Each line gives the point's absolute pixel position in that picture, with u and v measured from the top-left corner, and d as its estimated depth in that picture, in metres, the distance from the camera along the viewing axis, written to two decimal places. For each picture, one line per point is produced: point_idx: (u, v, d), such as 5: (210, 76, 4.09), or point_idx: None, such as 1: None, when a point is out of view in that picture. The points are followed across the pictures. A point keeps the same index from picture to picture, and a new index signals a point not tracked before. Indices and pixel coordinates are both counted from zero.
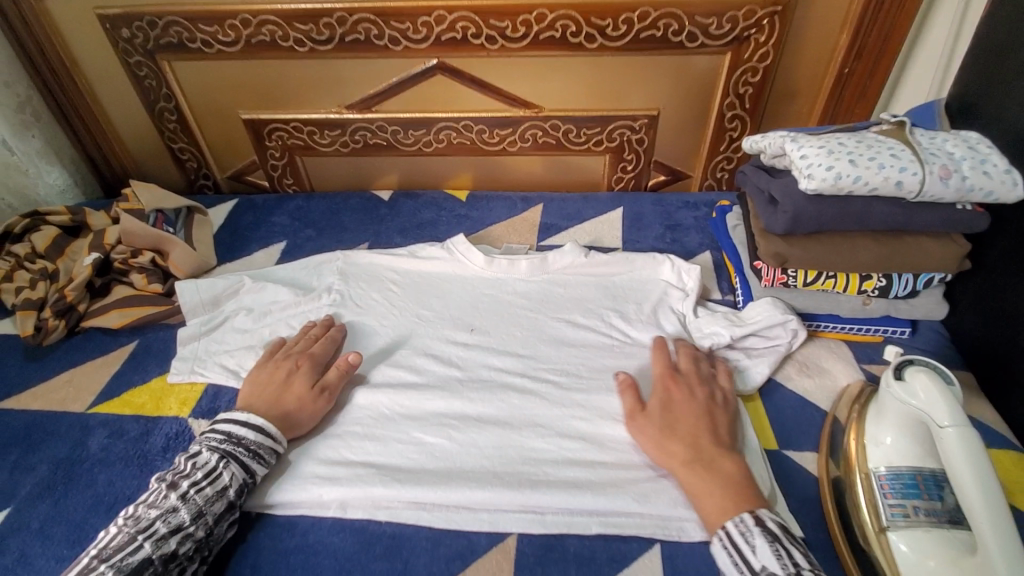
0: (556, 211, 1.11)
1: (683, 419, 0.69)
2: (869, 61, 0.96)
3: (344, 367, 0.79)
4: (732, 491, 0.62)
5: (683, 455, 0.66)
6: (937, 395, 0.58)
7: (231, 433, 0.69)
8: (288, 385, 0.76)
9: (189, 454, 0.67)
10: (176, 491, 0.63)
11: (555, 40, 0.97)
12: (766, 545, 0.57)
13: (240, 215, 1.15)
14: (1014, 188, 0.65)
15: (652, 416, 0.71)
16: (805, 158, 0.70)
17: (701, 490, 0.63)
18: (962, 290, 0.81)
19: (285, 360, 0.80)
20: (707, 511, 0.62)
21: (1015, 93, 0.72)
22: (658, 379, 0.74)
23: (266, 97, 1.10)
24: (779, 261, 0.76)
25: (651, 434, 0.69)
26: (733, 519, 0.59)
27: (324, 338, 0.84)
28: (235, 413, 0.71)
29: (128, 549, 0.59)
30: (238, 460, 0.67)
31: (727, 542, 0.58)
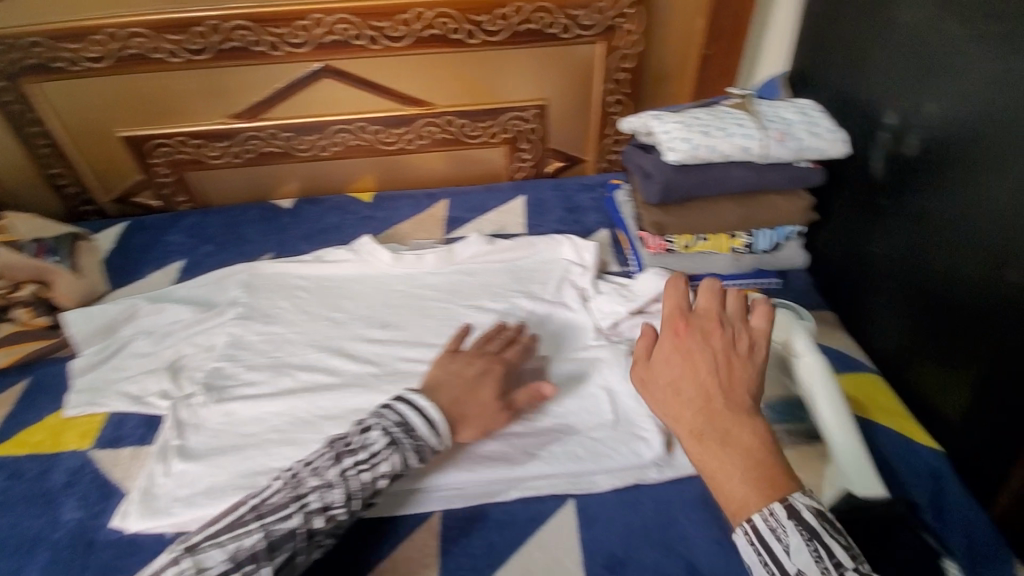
0: (461, 205, 1.14)
1: (692, 378, 0.58)
2: (726, 43, 1.06)
3: (535, 395, 0.72)
4: (755, 473, 0.52)
5: (694, 423, 0.56)
6: (793, 328, 0.69)
7: (406, 420, 0.66)
8: (474, 388, 0.72)
9: (361, 428, 0.66)
10: (337, 466, 0.63)
11: (437, 38, 1.01)
12: (800, 541, 0.48)
13: (131, 238, 1.10)
14: (839, 144, 0.77)
15: (656, 374, 0.60)
16: (669, 133, 0.79)
17: (718, 472, 0.53)
18: (820, 243, 0.92)
19: (479, 358, 0.76)
20: (729, 498, 0.53)
21: (837, 65, 0.84)
22: (663, 335, 0.62)
23: (146, 113, 1.06)
24: (659, 229, 0.83)
25: (661, 395, 0.59)
26: (761, 512, 0.50)
27: (524, 346, 0.79)
28: (418, 396, 0.69)
29: (281, 514, 0.60)
30: (404, 450, 0.65)
31: (754, 537, 0.50)
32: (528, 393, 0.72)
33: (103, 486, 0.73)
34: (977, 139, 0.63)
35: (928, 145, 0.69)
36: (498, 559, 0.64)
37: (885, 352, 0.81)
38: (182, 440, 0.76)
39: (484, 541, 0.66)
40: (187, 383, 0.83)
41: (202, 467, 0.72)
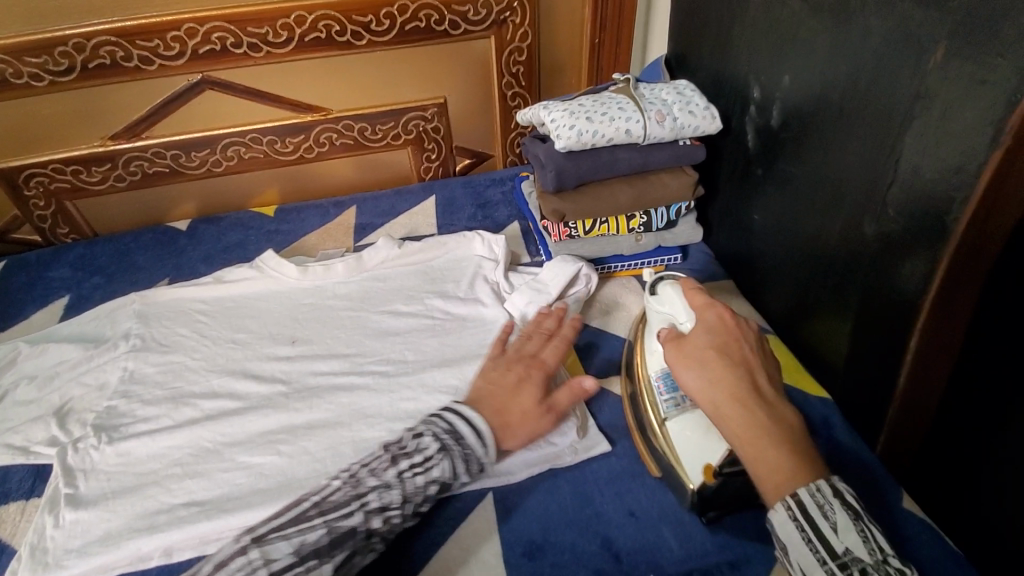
0: (370, 210, 1.11)
1: (734, 350, 0.61)
2: (613, 31, 1.08)
3: (577, 392, 0.72)
4: (794, 451, 0.54)
5: (736, 388, 0.58)
6: (678, 301, 0.69)
7: (455, 427, 0.66)
8: (519, 393, 0.71)
9: (414, 432, 0.66)
10: (396, 468, 0.63)
11: (323, 41, 0.98)
12: (847, 520, 0.49)
13: (9, 278, 1.01)
14: (713, 121, 0.80)
15: (695, 341, 0.63)
16: (554, 121, 0.80)
17: (761, 441, 0.55)
18: (714, 216, 0.97)
19: (518, 362, 0.75)
20: (767, 471, 0.53)
21: (708, 45, 0.88)
22: (703, 312, 0.66)
23: (11, 142, 0.98)
24: (559, 216, 0.85)
25: (702, 363, 0.61)
26: (808, 488, 0.51)
27: (562, 339, 0.77)
28: (461, 405, 0.69)
29: (342, 512, 0.59)
30: (452, 458, 0.65)
31: (797, 510, 0.50)
32: (567, 394, 0.72)
33: None
34: (824, 108, 0.68)
35: (787, 116, 0.74)
36: (420, 562, 0.64)
37: (778, 312, 0.86)
38: (74, 487, 0.70)
39: (405, 547, 0.65)
40: (77, 427, 0.77)
41: (97, 514, 0.68)
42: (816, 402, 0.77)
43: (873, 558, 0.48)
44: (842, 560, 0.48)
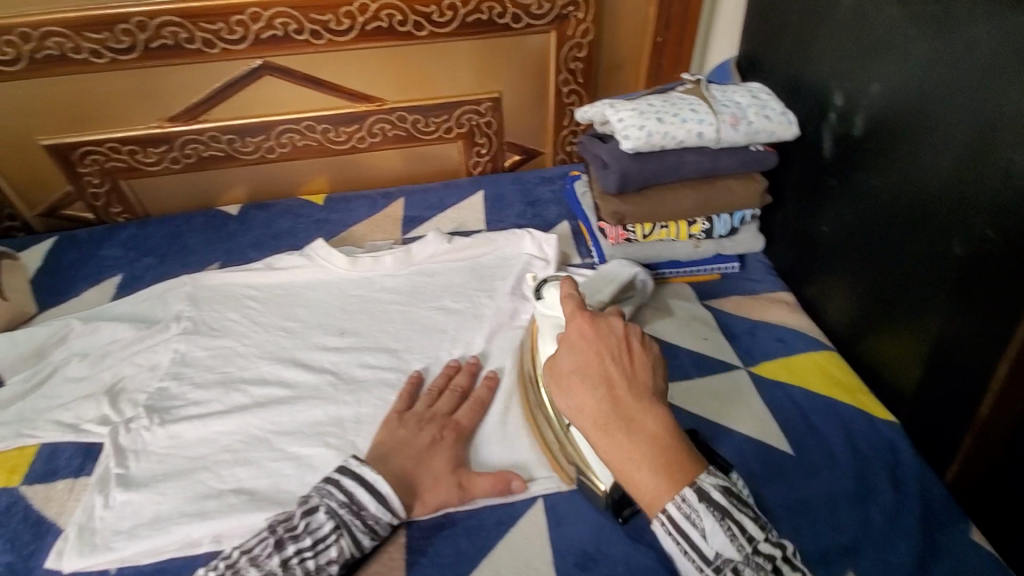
0: (418, 203, 1.10)
1: (596, 368, 0.57)
2: (676, 30, 1.05)
3: (503, 487, 0.67)
4: (663, 462, 0.53)
5: (598, 414, 0.55)
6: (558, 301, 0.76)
7: (354, 498, 0.61)
8: (429, 457, 0.68)
9: (305, 508, 0.60)
10: (281, 554, 0.57)
11: (383, 31, 0.97)
12: (714, 527, 0.50)
13: (62, 253, 1.02)
14: (790, 126, 0.78)
15: (562, 366, 0.59)
16: (622, 121, 0.78)
17: (626, 463, 0.53)
18: (775, 224, 0.94)
19: (430, 422, 0.71)
20: (640, 489, 0.53)
21: (784, 48, 0.85)
22: (567, 329, 0.62)
23: (73, 119, 0.99)
24: (618, 219, 0.82)
25: (569, 388, 0.58)
26: (674, 500, 0.51)
27: (477, 400, 0.75)
28: (361, 469, 0.64)
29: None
30: (352, 533, 0.60)
31: (668, 523, 0.51)
32: (489, 479, 0.67)
33: (35, 525, 0.67)
34: (908, 114, 0.65)
35: (871, 125, 0.71)
36: (466, 566, 0.62)
37: (841, 328, 0.83)
38: (124, 468, 0.70)
39: (455, 550, 0.63)
40: (127, 407, 0.77)
41: (144, 498, 0.67)
42: (884, 428, 0.72)
43: (740, 553, 0.50)
44: (714, 563, 0.50)
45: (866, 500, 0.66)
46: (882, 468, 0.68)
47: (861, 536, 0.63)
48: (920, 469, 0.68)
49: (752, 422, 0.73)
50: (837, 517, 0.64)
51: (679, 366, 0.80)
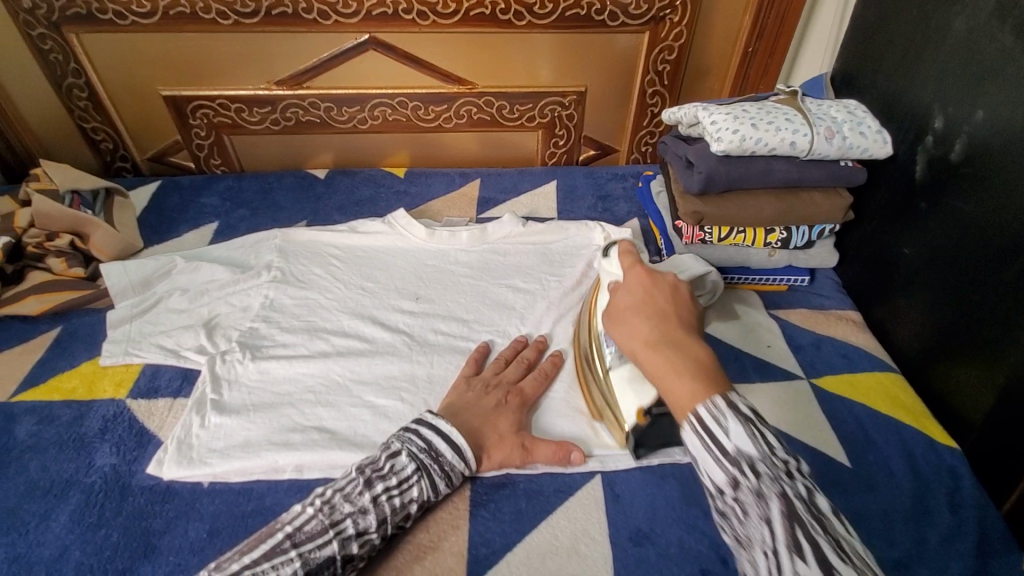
0: (493, 186, 1.14)
1: (650, 304, 0.62)
2: (768, 42, 1.07)
3: (561, 455, 0.69)
4: (702, 372, 0.52)
5: (649, 335, 0.58)
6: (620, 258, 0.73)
7: (432, 445, 0.66)
8: (495, 418, 0.71)
9: (389, 452, 0.65)
10: (371, 492, 0.62)
11: (485, 17, 1.01)
12: (738, 426, 0.47)
13: (165, 197, 1.10)
14: (884, 145, 0.80)
15: (620, 306, 0.64)
16: (715, 123, 0.81)
17: (666, 368, 0.54)
18: (850, 242, 0.95)
19: (496, 387, 0.74)
20: (675, 393, 0.51)
21: (884, 70, 0.86)
22: (628, 275, 0.67)
23: (190, 73, 1.06)
24: (697, 219, 0.86)
25: (626, 321, 0.62)
26: (706, 402, 0.49)
27: (543, 372, 0.78)
28: (437, 420, 0.68)
29: (319, 542, 0.58)
30: (431, 477, 0.64)
31: (698, 426, 0.48)
32: (550, 446, 0.70)
33: (137, 434, 0.73)
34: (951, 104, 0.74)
35: (971, 151, 0.71)
36: (525, 525, 0.66)
37: (907, 351, 0.83)
38: (218, 395, 0.76)
39: (516, 510, 0.67)
40: (222, 340, 0.83)
41: (234, 421, 0.73)
42: (944, 452, 0.72)
43: (763, 454, 0.45)
44: (733, 458, 0.46)
45: (922, 522, 0.65)
46: (941, 491, 0.68)
47: (920, 553, 0.63)
48: (980, 498, 0.67)
49: (811, 431, 0.74)
50: (891, 532, 0.64)
51: (741, 368, 0.81)
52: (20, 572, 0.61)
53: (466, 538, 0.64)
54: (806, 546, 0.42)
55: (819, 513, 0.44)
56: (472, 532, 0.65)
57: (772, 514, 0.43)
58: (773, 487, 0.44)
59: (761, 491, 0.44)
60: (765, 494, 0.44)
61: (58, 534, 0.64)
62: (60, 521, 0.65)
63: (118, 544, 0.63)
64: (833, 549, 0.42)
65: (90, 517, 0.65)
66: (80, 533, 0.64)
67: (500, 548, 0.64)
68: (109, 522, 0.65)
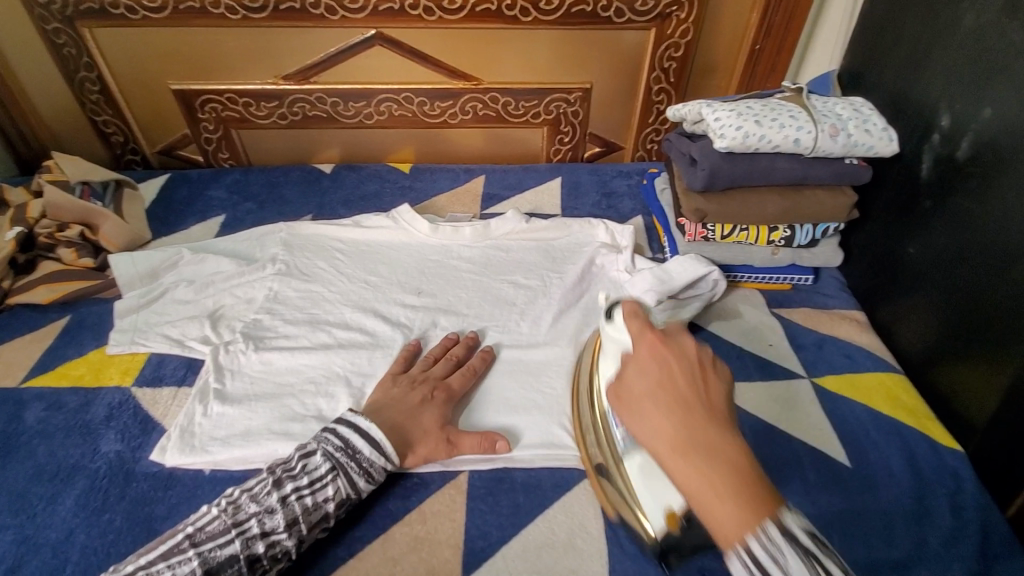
0: (497, 182, 1.15)
1: (672, 389, 0.47)
2: (776, 39, 1.06)
3: (487, 445, 0.69)
4: (744, 491, 0.42)
5: (674, 436, 0.45)
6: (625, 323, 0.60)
7: (349, 444, 0.64)
8: (419, 414, 0.70)
9: (304, 452, 0.64)
10: (279, 491, 0.61)
11: (491, 13, 1.02)
12: (800, 565, 0.40)
13: (174, 190, 1.12)
14: (890, 143, 0.79)
15: (633, 387, 0.49)
16: (719, 120, 0.81)
17: (703, 492, 0.43)
18: (856, 241, 0.94)
19: (423, 383, 0.74)
20: (716, 522, 0.42)
21: (891, 67, 0.86)
22: (639, 345, 0.51)
23: (200, 68, 1.08)
24: (699, 216, 0.86)
25: (642, 413, 0.47)
26: (756, 534, 0.41)
27: (471, 369, 0.77)
28: (356, 418, 0.67)
29: (220, 541, 0.57)
30: (347, 475, 0.63)
31: (750, 564, 0.41)
32: (475, 438, 0.70)
33: (142, 422, 0.75)
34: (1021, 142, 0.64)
35: (978, 150, 0.70)
36: (521, 519, 0.66)
37: (913, 353, 0.82)
38: (221, 384, 0.77)
39: (513, 504, 0.67)
40: (226, 331, 0.84)
41: (236, 412, 0.74)
42: (946, 454, 0.71)
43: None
44: None
45: (921, 522, 0.65)
46: (941, 493, 0.67)
47: (918, 554, 0.62)
48: (983, 501, 0.67)
49: (810, 432, 0.73)
50: (889, 532, 0.64)
51: (742, 367, 0.81)
52: (27, 553, 0.62)
53: (462, 530, 0.65)
54: None
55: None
56: (469, 525, 0.65)
57: None
58: None
59: None
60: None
61: (64, 517, 0.65)
62: (65, 505, 0.66)
63: (121, 528, 0.64)
64: None
65: (94, 501, 0.67)
66: (84, 517, 0.65)
67: (496, 542, 0.64)
68: (112, 506, 0.66)
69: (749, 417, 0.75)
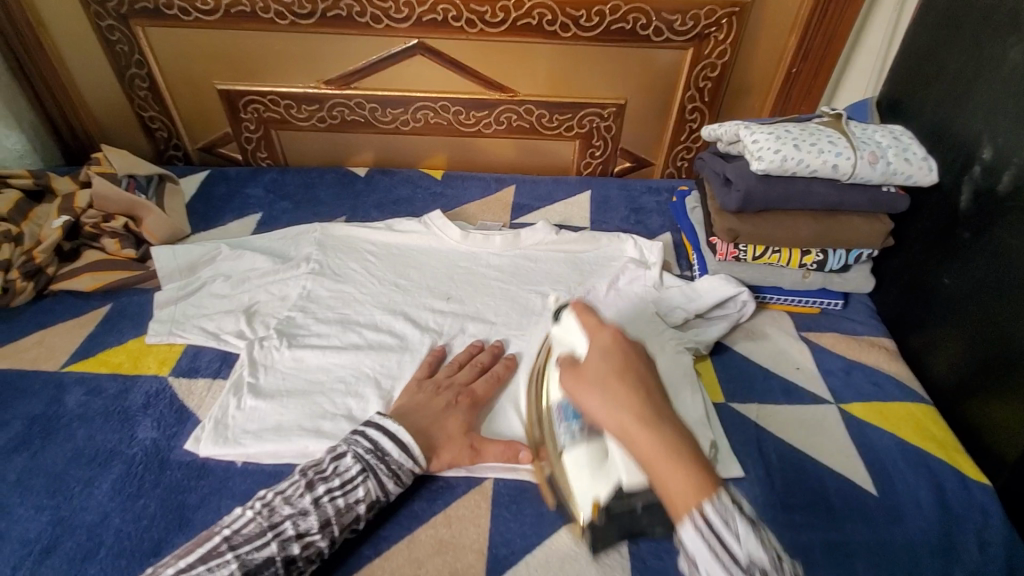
0: (527, 192, 1.16)
1: (633, 370, 0.51)
2: (813, 64, 1.06)
3: (510, 455, 0.70)
4: (703, 469, 0.45)
5: (641, 411, 0.48)
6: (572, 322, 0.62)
7: (378, 445, 0.66)
8: (445, 418, 0.71)
9: (333, 454, 0.65)
10: (312, 494, 0.61)
11: (532, 27, 1.03)
12: (747, 531, 0.43)
13: (213, 187, 1.15)
14: (930, 173, 0.79)
15: (593, 366, 0.52)
16: (757, 143, 0.81)
17: (658, 457, 0.45)
18: (887, 268, 0.94)
19: (447, 389, 0.75)
20: (671, 490, 0.44)
21: (931, 99, 0.86)
22: (595, 333, 0.57)
23: (245, 70, 1.11)
24: (732, 236, 0.86)
25: (608, 391, 0.49)
26: (712, 499, 0.43)
27: (495, 375, 0.78)
28: (383, 421, 0.68)
29: (256, 544, 0.58)
30: (377, 477, 0.64)
31: (704, 528, 0.42)
32: (499, 446, 0.70)
33: (177, 411, 0.77)
34: None
35: (1019, 184, 0.70)
36: (545, 533, 0.66)
37: (943, 382, 0.81)
38: (255, 378, 0.79)
39: (536, 512, 0.68)
40: (260, 327, 0.86)
41: (266, 405, 0.75)
42: (973, 487, 0.70)
43: (772, 561, 0.43)
44: (745, 569, 0.42)
45: (947, 554, 0.64)
46: (967, 526, 0.66)
47: None
48: (1011, 537, 0.66)
49: (837, 457, 0.73)
50: (915, 564, 0.63)
51: (768, 390, 0.81)
52: (63, 534, 0.64)
53: (486, 536, 0.66)
54: None
55: None
56: (493, 531, 0.66)
57: None
58: None
59: None
60: None
61: (100, 501, 0.67)
62: (102, 488, 0.68)
63: (155, 514, 0.66)
64: None
65: (130, 486, 0.68)
66: (120, 501, 0.67)
67: (519, 549, 0.64)
68: (148, 492, 0.68)
69: (774, 440, 0.75)
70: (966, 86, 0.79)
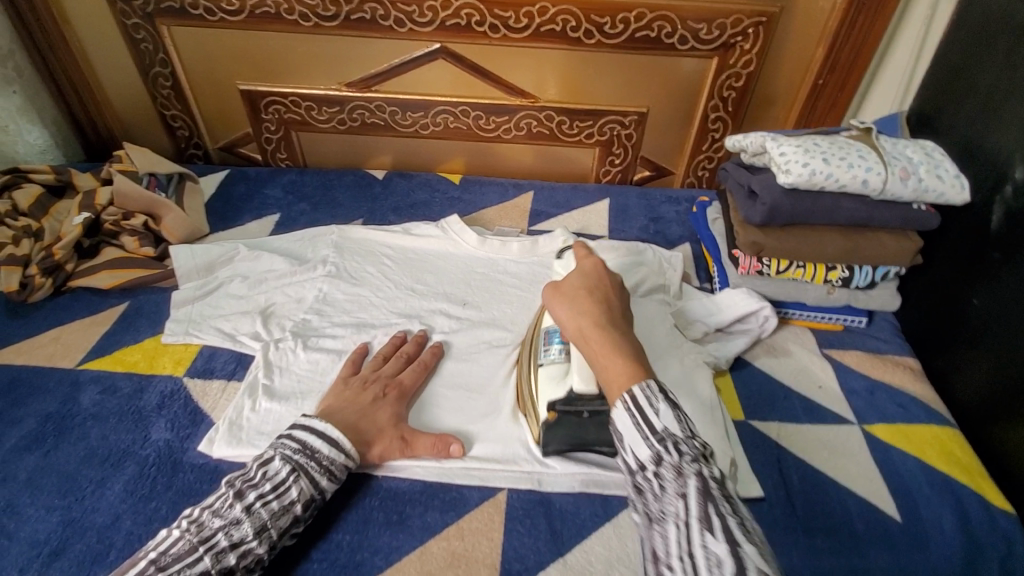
0: (545, 199, 1.15)
1: (602, 289, 0.65)
2: (840, 76, 1.05)
3: (440, 447, 0.70)
4: (637, 361, 0.56)
5: (597, 317, 0.61)
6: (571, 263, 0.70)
7: (307, 445, 0.64)
8: (371, 412, 0.70)
9: (260, 461, 0.63)
10: (242, 501, 0.59)
11: (555, 33, 1.02)
12: (669, 411, 0.50)
13: (231, 187, 1.15)
14: (962, 191, 0.78)
15: (571, 284, 0.66)
16: (784, 155, 0.80)
17: (602, 348, 0.58)
18: (914, 286, 0.92)
19: (374, 382, 0.74)
20: (612, 376, 0.56)
21: (964, 115, 0.84)
22: (581, 262, 0.71)
23: (267, 71, 1.11)
24: (756, 250, 0.85)
25: (578, 308, 0.63)
26: (640, 384, 0.53)
27: (421, 363, 0.79)
28: (310, 420, 0.66)
29: (187, 561, 0.55)
30: (309, 474, 0.63)
31: (630, 405, 0.52)
32: (430, 440, 0.70)
33: (191, 413, 0.76)
34: None
35: None
36: (558, 545, 0.65)
37: (971, 405, 0.79)
38: (269, 380, 0.78)
39: (548, 523, 0.67)
40: (276, 329, 0.86)
41: (281, 405, 0.75)
42: (999, 516, 0.68)
43: (685, 433, 0.49)
44: (660, 435, 0.49)
45: None
46: (993, 555, 0.64)
47: None
48: None
49: (860, 481, 0.71)
50: None
51: (789, 408, 0.79)
52: (73, 536, 0.64)
53: (499, 549, 0.65)
54: (716, 516, 0.44)
55: (730, 496, 0.46)
56: (507, 545, 0.65)
57: (687, 487, 0.46)
58: (690, 462, 0.47)
59: (680, 467, 0.47)
60: (685, 471, 0.47)
61: (111, 503, 0.67)
62: (114, 490, 0.68)
63: (166, 517, 0.66)
64: (739, 528, 0.43)
65: (142, 489, 0.68)
66: (132, 503, 0.67)
67: (534, 565, 0.63)
68: (159, 495, 0.68)
69: (796, 460, 0.73)
70: (1001, 102, 0.77)
